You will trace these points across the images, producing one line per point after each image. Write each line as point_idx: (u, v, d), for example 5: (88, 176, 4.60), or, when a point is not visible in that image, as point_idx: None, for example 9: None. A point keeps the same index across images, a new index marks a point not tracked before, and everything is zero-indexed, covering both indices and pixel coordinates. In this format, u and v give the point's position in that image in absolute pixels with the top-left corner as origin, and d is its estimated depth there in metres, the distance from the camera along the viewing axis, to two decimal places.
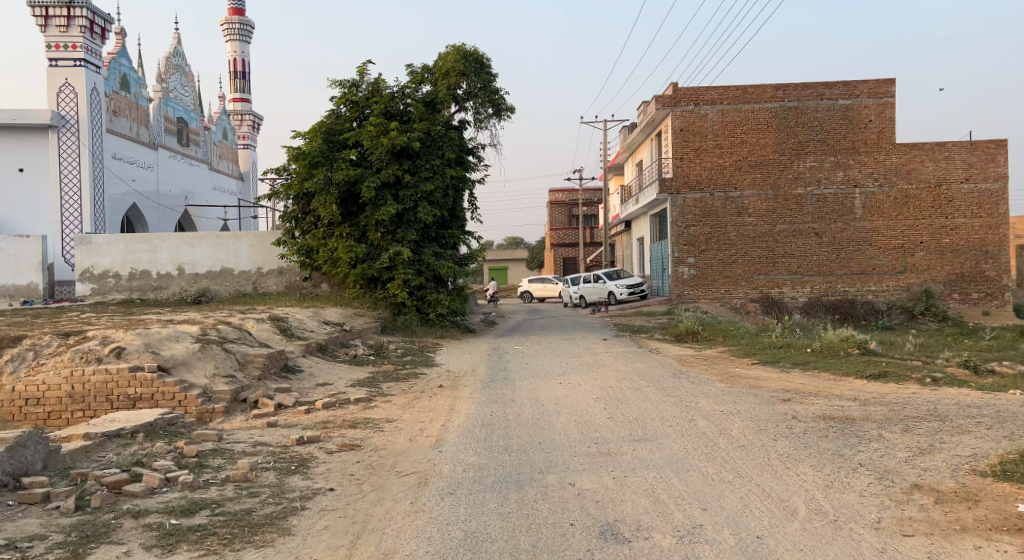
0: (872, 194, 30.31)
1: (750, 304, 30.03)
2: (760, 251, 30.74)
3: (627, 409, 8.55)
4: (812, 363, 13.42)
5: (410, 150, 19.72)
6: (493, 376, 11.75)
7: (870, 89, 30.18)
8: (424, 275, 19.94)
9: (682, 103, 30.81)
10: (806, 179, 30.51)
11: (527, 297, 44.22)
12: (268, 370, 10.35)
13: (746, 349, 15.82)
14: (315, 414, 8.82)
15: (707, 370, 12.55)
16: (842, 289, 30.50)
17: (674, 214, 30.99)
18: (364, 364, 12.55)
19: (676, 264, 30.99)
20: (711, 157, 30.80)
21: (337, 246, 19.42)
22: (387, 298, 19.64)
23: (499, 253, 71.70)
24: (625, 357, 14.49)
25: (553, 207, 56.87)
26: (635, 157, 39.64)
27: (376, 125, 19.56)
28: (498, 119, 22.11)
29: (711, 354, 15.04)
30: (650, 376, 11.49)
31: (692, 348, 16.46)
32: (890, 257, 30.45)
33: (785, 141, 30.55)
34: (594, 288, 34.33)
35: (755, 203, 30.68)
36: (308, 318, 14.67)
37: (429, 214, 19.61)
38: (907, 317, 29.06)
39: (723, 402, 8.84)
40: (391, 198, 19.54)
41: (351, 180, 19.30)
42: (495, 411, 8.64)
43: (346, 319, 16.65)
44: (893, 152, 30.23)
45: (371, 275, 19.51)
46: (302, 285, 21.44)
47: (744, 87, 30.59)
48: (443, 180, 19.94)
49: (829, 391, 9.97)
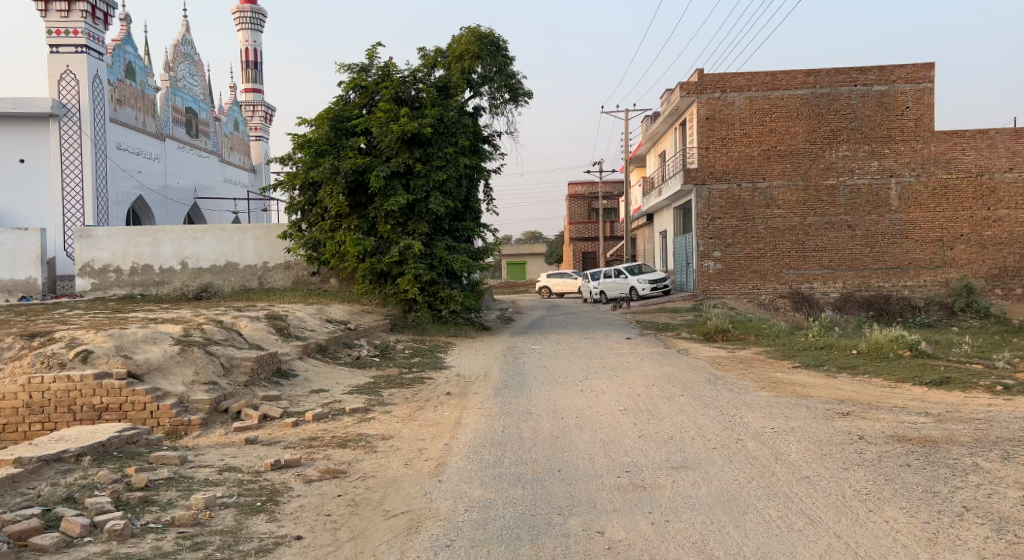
0: (909, 184, 28.76)
1: (779, 300, 28.67)
2: (789, 244, 29.35)
3: (661, 425, 7.38)
4: (861, 368, 12.15)
5: (421, 137, 18.71)
6: (507, 381, 10.62)
7: (908, 74, 28.65)
8: (437, 270, 18.88)
9: (708, 89, 29.41)
10: (838, 169, 29.03)
11: (546, 292, 43.05)
12: (257, 376, 9.26)
13: (784, 349, 14.56)
14: (304, 429, 7.73)
15: (745, 375, 11.32)
16: (876, 284, 29.04)
17: (699, 206, 29.63)
18: (367, 368, 11.46)
19: (701, 258, 29.68)
20: (738, 147, 29.41)
21: (345, 239, 18.35)
22: (398, 293, 18.64)
23: (518, 248, 70.53)
24: (652, 359, 13.30)
25: (573, 200, 55.58)
26: (657, 147, 38.31)
27: (385, 111, 18.54)
28: (515, 105, 20.97)
29: (746, 356, 13.81)
30: (683, 383, 10.30)
31: (725, 349, 15.23)
32: (927, 251, 28.92)
33: (817, 130, 29.09)
34: (615, 283, 33.06)
35: (784, 194, 29.28)
36: (309, 317, 13.61)
37: (442, 206, 18.55)
38: (946, 314, 27.51)
39: (771, 417, 7.66)
40: (402, 188, 18.52)
41: (359, 169, 18.26)
42: (506, 426, 7.52)
43: (352, 317, 15.61)
44: (932, 140, 28.66)
45: (381, 269, 18.48)
46: (309, 280, 20.44)
47: (774, 73, 29.16)
48: (457, 169, 18.86)
49: (890, 402, 8.72)
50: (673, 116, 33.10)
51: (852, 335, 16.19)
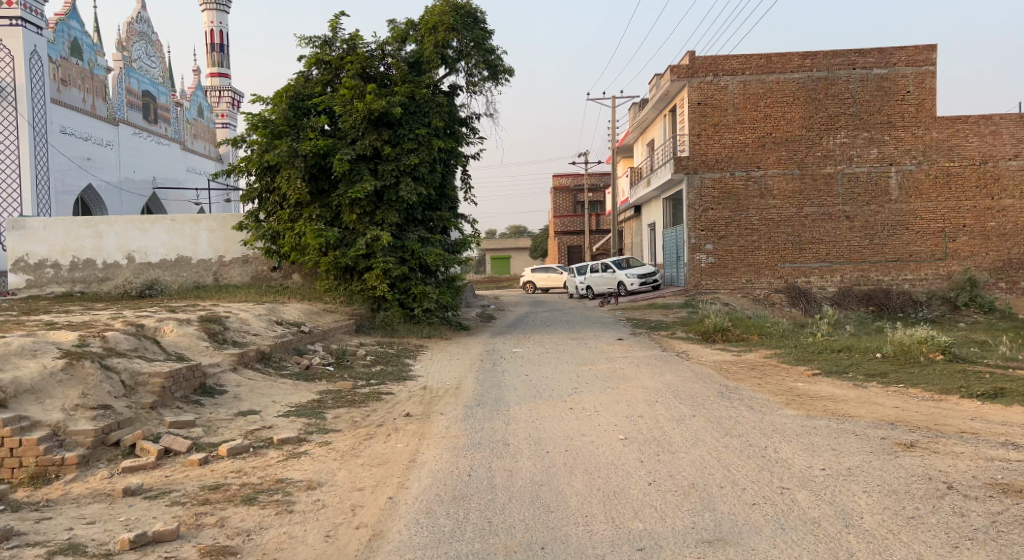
0: (910, 173, 27.25)
1: (774, 295, 27.13)
2: (785, 236, 27.78)
3: (675, 465, 5.64)
4: (890, 376, 10.48)
5: (390, 117, 16.96)
6: (481, 397, 8.87)
7: (909, 56, 27.11)
8: (408, 265, 17.11)
9: (700, 73, 27.75)
10: (836, 157, 27.46)
11: (531, 287, 41.36)
12: (169, 395, 7.38)
13: (798, 353, 12.88)
14: (214, 469, 5.90)
15: (761, 385, 9.61)
16: (876, 278, 27.55)
17: (691, 196, 27.96)
18: (315, 380, 9.63)
19: (693, 251, 28.03)
20: (732, 133, 27.79)
21: (304, 230, 16.53)
22: (365, 290, 16.86)
23: (502, 242, 68.79)
24: (650, 365, 11.58)
25: (558, 192, 53.85)
26: (646, 136, 36.65)
27: (350, 87, 16.75)
28: (494, 83, 19.20)
29: (756, 361, 12.14)
30: (691, 398, 8.61)
31: (730, 352, 13.57)
32: (929, 243, 27.41)
33: (814, 116, 27.50)
34: (603, 278, 31.36)
35: (780, 183, 27.67)
36: (254, 318, 11.77)
37: (413, 193, 16.79)
38: (948, 309, 26.16)
39: (814, 450, 5.99)
40: (368, 172, 16.74)
41: (321, 152, 16.44)
42: (473, 466, 5.76)
43: (308, 318, 13.77)
44: (934, 126, 27.15)
45: (345, 263, 16.68)
46: (270, 276, 18.59)
47: (768, 56, 27.58)
48: (431, 153, 17.12)
49: (949, 425, 7.03)
50: (663, 102, 31.45)
51: (867, 336, 14.59)
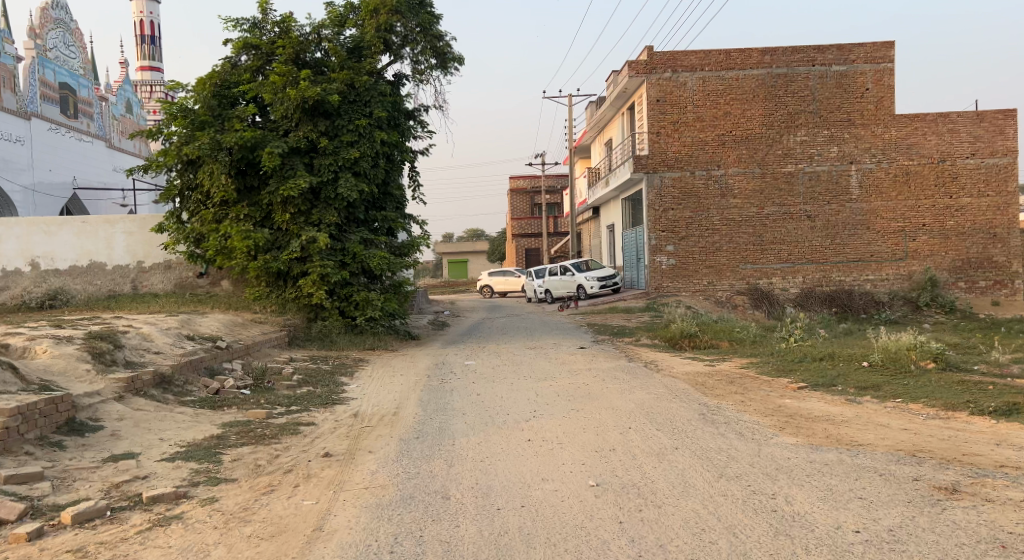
0: (870, 171, 26.60)
1: (737, 297, 26.26)
2: (746, 237, 26.83)
3: (663, 528, 4.33)
4: (883, 389, 9.28)
5: (327, 106, 15.46)
6: (421, 427, 7.40)
7: (867, 53, 26.48)
8: (349, 269, 15.57)
9: (658, 69, 26.70)
10: (797, 155, 26.64)
11: (487, 291, 39.99)
12: (15, 438, 5.77)
13: (776, 363, 11.70)
14: (47, 546, 4.36)
15: (746, 404, 8.36)
16: (837, 279, 26.78)
17: (650, 196, 26.86)
18: (224, 409, 8.05)
19: (654, 252, 26.92)
20: (692, 131, 26.82)
21: (230, 232, 14.87)
22: (300, 298, 15.27)
23: (459, 245, 67.30)
24: (618, 380, 10.28)
25: (514, 194, 52.62)
26: (604, 135, 35.64)
27: (282, 74, 15.19)
28: (443, 73, 17.82)
29: (733, 373, 10.94)
30: (669, 423, 7.28)
31: (702, 363, 12.36)
32: (889, 242, 26.76)
33: (774, 113, 26.68)
34: (561, 281, 30.17)
35: (740, 182, 26.75)
36: (160, 333, 10.14)
37: (353, 190, 15.29)
38: (910, 310, 25.67)
39: (836, 499, 4.71)
40: (303, 167, 15.20)
41: (248, 145, 14.82)
42: (401, 536, 4.36)
43: (229, 331, 12.13)
44: (893, 125, 26.54)
45: (277, 268, 15.07)
46: (195, 283, 16.87)
47: (728, 51, 26.69)
48: (373, 146, 15.66)
49: (980, 457, 5.82)
50: (621, 100, 30.43)
51: (844, 343, 13.50)
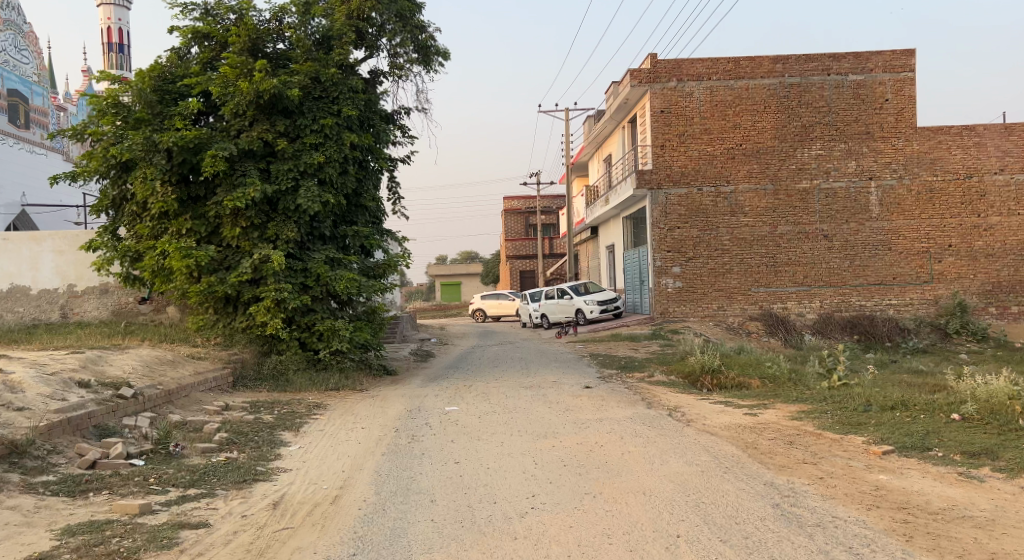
0: (891, 188, 24.32)
1: (750, 323, 23.85)
2: (759, 257, 24.46)
3: None
4: (1001, 459, 6.83)
5: (286, 103, 13.21)
6: (363, 534, 5.02)
7: (886, 61, 24.29)
8: (311, 293, 13.22)
9: (662, 78, 24.48)
10: (812, 171, 24.37)
11: (480, 315, 37.58)
12: None
13: (833, 414, 9.26)
14: None
15: (832, 487, 5.95)
16: (857, 303, 24.40)
17: (654, 214, 24.54)
18: (86, 497, 5.59)
19: (659, 274, 24.54)
20: (699, 144, 24.57)
21: (167, 250, 12.49)
22: (252, 328, 12.89)
23: (452, 267, 65.07)
24: (641, 440, 7.84)
25: (509, 215, 50.48)
26: (602, 151, 33.46)
27: (234, 64, 12.92)
28: (426, 69, 15.58)
29: (785, 428, 8.49)
30: (734, 530, 4.87)
31: (739, 411, 9.89)
32: (913, 264, 24.43)
33: (787, 126, 24.46)
34: (559, 305, 27.80)
35: (751, 199, 24.45)
36: (39, 378, 7.68)
37: (316, 201, 13.06)
38: (939, 338, 23.39)
39: None
40: (256, 173, 12.96)
41: (190, 146, 12.50)
42: None
43: (149, 370, 9.70)
44: (915, 138, 24.33)
45: (224, 292, 12.69)
46: (136, 310, 14.49)
47: (737, 59, 24.51)
48: (341, 149, 13.47)
49: None
50: (622, 112, 28.19)
51: (901, 389, 11.12)
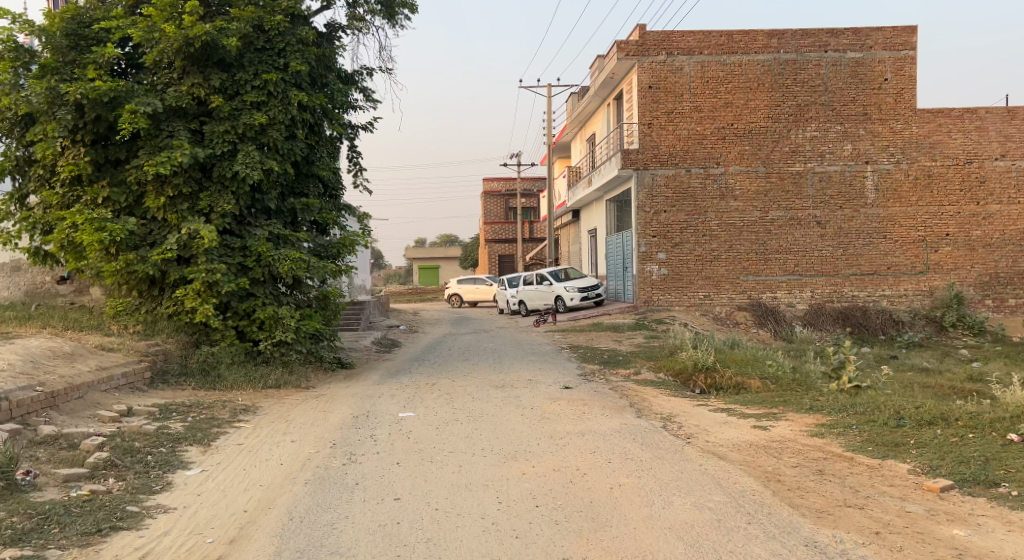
0: (888, 172, 22.64)
1: (737, 313, 22.26)
2: (748, 244, 22.81)
3: None
4: None
5: (223, 53, 11.44)
6: None
7: (887, 38, 22.51)
8: (250, 275, 11.50)
9: (652, 52, 22.67)
10: (806, 153, 22.68)
11: (456, 300, 35.95)
12: None
13: (861, 430, 7.63)
14: None
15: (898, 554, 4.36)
16: (850, 294, 22.76)
17: (639, 196, 22.85)
18: None
19: (643, 260, 22.91)
20: (688, 123, 22.83)
21: (77, 220, 10.73)
22: (179, 314, 11.19)
23: (431, 251, 63.42)
24: (636, 469, 6.21)
25: (488, 197, 48.73)
26: (586, 130, 31.70)
27: (160, 5, 11.14)
28: (391, 25, 13.80)
29: (808, 451, 6.90)
30: None
31: (746, 424, 8.27)
32: (909, 254, 22.78)
33: (781, 105, 22.72)
34: (537, 291, 26.21)
35: (741, 182, 22.77)
36: None
37: (255, 168, 11.32)
38: (934, 331, 21.91)
39: None
40: (186, 134, 11.22)
41: (104, 99, 10.72)
42: None
43: (29, 369, 7.94)
44: (914, 120, 22.61)
45: (145, 271, 10.96)
46: (54, 291, 12.90)
47: (730, 32, 22.70)
48: (287, 109, 11.74)
49: None
50: (608, 88, 26.41)
51: (923, 398, 9.44)
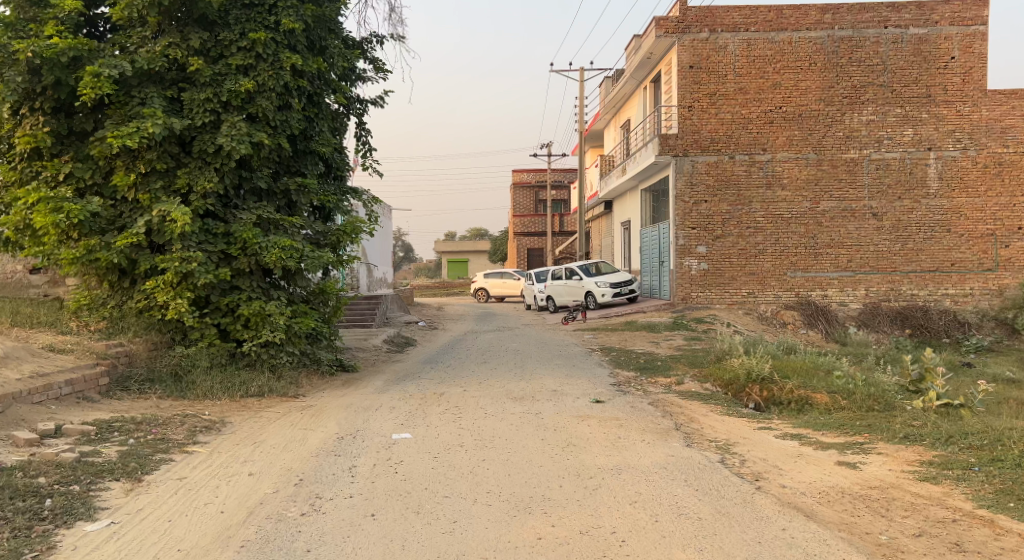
0: (954, 160, 20.37)
1: (784, 312, 20.20)
2: (796, 238, 20.79)
3: None
4: None
5: (205, 8, 9.88)
6: None
7: (955, 12, 20.19)
8: (234, 265, 9.94)
9: (693, 28, 20.67)
10: (862, 138, 20.54)
11: (483, 295, 34.34)
12: None
13: (987, 474, 5.78)
14: None
15: None
16: (909, 292, 20.62)
17: (677, 185, 20.94)
18: None
19: (680, 254, 21.02)
20: (731, 106, 20.80)
21: (32, 199, 9.25)
22: (152, 309, 9.69)
23: (460, 244, 62.01)
24: (695, 536, 4.49)
25: (518, 189, 47.00)
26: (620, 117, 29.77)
27: None
28: None
29: (927, 507, 5.09)
30: None
31: (827, 460, 6.47)
32: (976, 249, 20.47)
33: (834, 86, 20.57)
34: (567, 287, 24.46)
35: (790, 170, 20.70)
36: None
37: (240, 141, 9.74)
38: (1005, 334, 19.36)
39: None
40: (160, 102, 9.67)
41: (64, 59, 9.23)
42: None
43: None
44: (984, 103, 20.29)
45: (111, 259, 9.46)
46: (24, 282, 11.46)
47: (779, 7, 20.58)
48: (277, 75, 10.13)
49: None
50: (644, 70, 24.49)
51: None
